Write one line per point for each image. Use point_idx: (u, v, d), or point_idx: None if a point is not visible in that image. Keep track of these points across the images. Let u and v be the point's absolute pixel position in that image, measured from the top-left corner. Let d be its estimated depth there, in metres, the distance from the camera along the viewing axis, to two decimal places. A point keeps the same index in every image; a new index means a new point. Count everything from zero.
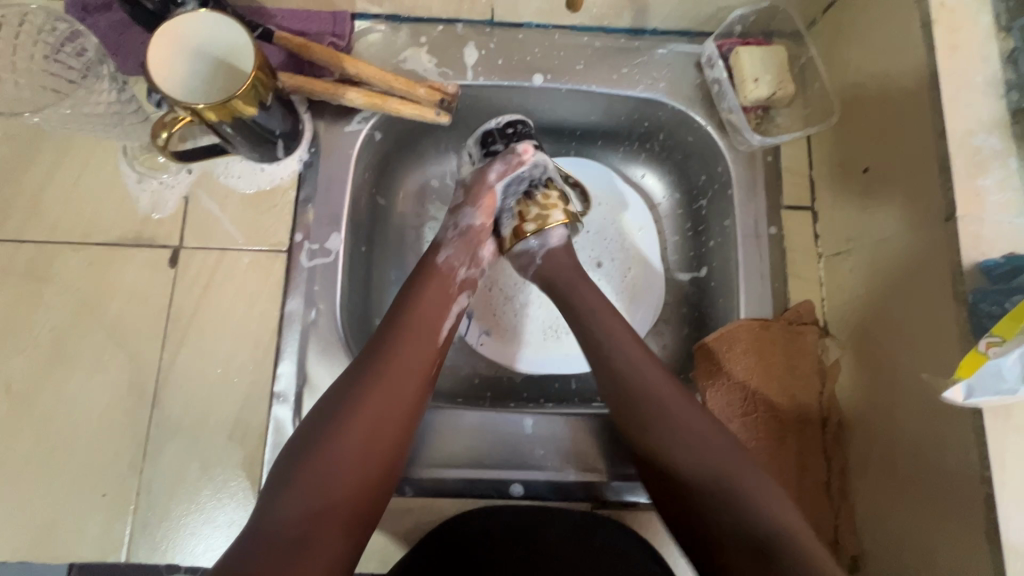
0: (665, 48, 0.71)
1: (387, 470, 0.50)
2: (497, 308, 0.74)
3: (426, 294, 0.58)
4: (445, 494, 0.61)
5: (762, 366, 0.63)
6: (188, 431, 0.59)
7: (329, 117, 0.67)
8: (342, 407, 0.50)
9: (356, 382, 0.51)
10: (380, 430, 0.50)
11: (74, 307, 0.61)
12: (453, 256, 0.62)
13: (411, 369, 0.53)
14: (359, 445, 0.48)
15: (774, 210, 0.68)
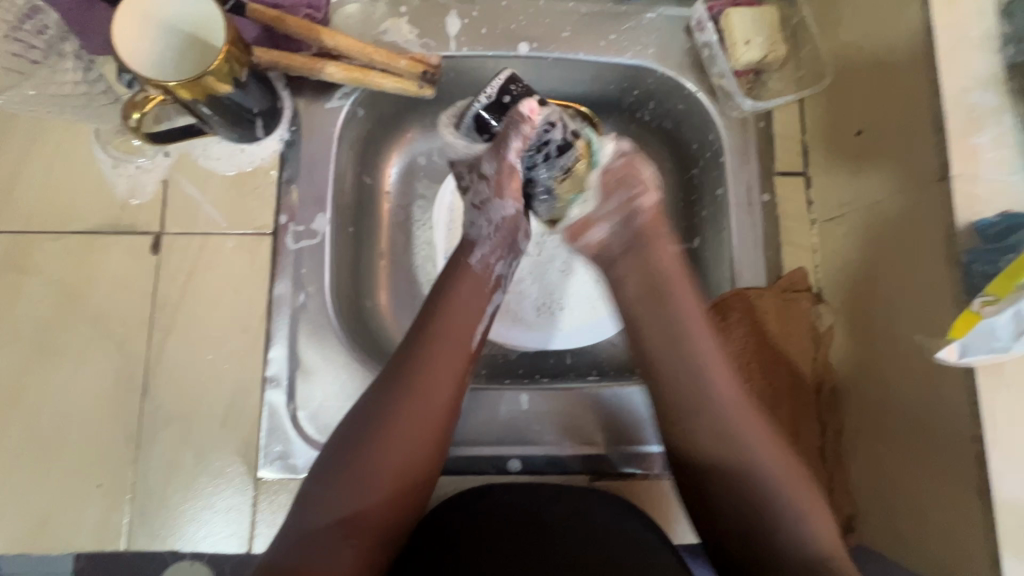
0: (654, 12, 0.69)
1: (429, 470, 0.49)
2: None
3: (457, 288, 0.57)
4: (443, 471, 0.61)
5: (756, 335, 0.63)
6: (181, 419, 0.58)
7: (308, 93, 0.64)
8: (385, 406, 0.49)
9: (392, 385, 0.50)
10: (425, 430, 0.49)
11: (55, 298, 0.60)
12: (490, 252, 0.60)
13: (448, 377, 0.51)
14: (401, 445, 0.48)
15: (767, 177, 0.67)
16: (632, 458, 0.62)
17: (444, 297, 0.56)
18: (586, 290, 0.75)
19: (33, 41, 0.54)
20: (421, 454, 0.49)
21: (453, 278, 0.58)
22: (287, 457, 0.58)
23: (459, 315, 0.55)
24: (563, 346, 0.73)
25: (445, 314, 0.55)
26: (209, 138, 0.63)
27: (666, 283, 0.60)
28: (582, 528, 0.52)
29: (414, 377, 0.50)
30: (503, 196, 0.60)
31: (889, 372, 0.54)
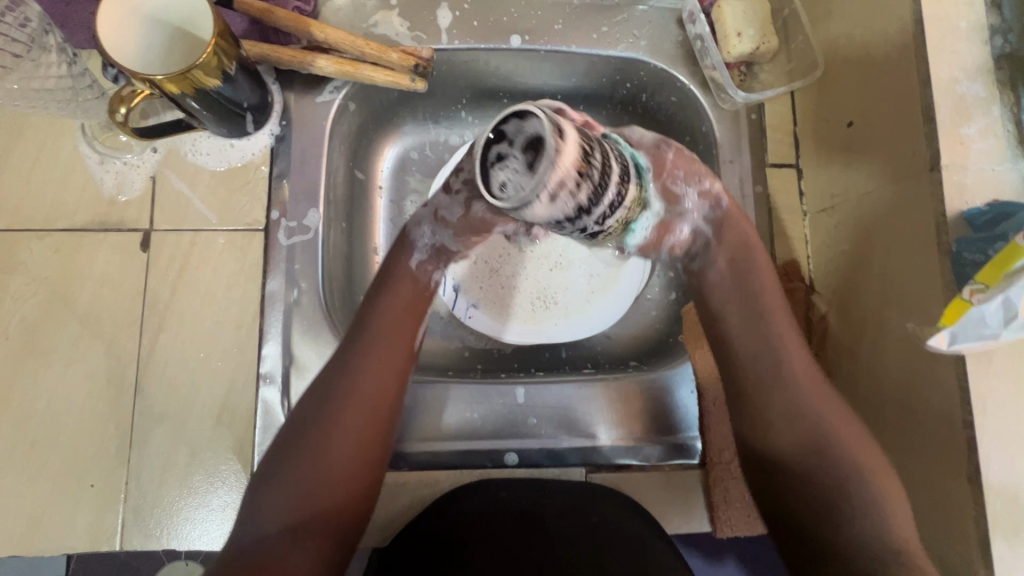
0: (645, 5, 0.69)
1: (366, 476, 0.50)
2: (484, 280, 0.73)
3: (387, 296, 0.56)
4: (440, 466, 0.61)
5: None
6: (175, 417, 0.58)
7: (299, 88, 0.64)
8: (317, 413, 0.50)
9: (329, 388, 0.51)
10: (358, 437, 0.50)
11: (43, 298, 0.59)
12: (428, 260, 0.59)
13: (383, 377, 0.52)
14: (332, 447, 0.49)
15: (759, 169, 0.67)
16: (629, 447, 0.62)
17: (375, 305, 0.56)
18: (581, 288, 0.75)
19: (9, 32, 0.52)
20: (355, 457, 0.49)
21: (389, 287, 0.57)
22: None
23: (394, 317, 0.55)
24: (558, 340, 0.74)
25: (380, 319, 0.55)
26: (198, 132, 0.62)
27: (734, 303, 0.58)
28: (580, 534, 0.52)
29: (346, 383, 0.51)
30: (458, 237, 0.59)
31: (880, 366, 0.55)
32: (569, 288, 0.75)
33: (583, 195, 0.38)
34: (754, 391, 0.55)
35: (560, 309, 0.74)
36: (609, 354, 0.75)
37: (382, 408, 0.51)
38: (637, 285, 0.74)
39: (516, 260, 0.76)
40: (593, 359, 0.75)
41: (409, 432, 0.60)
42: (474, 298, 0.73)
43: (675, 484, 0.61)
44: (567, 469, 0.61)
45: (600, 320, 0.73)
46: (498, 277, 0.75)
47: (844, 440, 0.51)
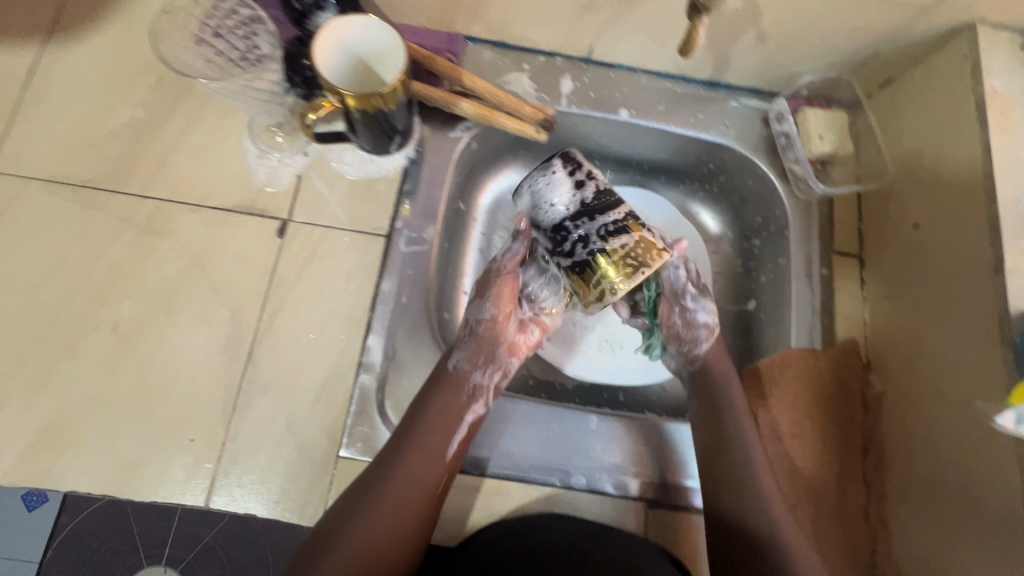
0: (736, 102, 0.80)
1: (414, 540, 0.56)
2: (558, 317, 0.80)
3: (440, 390, 0.62)
4: (506, 477, 0.63)
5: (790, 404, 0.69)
6: (279, 389, 0.62)
7: (436, 123, 0.74)
8: (373, 485, 0.57)
9: (382, 467, 0.58)
10: (406, 508, 0.56)
11: (185, 263, 0.65)
12: (467, 357, 0.64)
13: (424, 462, 0.58)
14: (382, 514, 0.55)
15: (825, 254, 0.75)
16: (671, 493, 0.65)
17: (429, 394, 0.61)
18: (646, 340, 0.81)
19: (234, 42, 0.65)
20: (406, 526, 0.56)
21: (436, 386, 0.62)
22: (370, 440, 0.61)
23: (441, 411, 0.61)
24: (617, 381, 0.79)
25: (428, 414, 0.60)
26: (347, 146, 0.71)
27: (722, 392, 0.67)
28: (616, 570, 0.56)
29: (402, 463, 0.58)
30: (494, 303, 0.66)
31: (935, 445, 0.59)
32: (635, 338, 0.81)
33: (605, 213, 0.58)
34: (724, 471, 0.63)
35: (621, 355, 0.80)
36: (664, 403, 0.80)
37: (419, 493, 0.57)
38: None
39: None
40: (649, 406, 0.80)
41: (491, 439, 0.65)
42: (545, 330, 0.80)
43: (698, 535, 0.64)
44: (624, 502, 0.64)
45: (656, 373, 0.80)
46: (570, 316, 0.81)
47: (762, 487, 0.61)
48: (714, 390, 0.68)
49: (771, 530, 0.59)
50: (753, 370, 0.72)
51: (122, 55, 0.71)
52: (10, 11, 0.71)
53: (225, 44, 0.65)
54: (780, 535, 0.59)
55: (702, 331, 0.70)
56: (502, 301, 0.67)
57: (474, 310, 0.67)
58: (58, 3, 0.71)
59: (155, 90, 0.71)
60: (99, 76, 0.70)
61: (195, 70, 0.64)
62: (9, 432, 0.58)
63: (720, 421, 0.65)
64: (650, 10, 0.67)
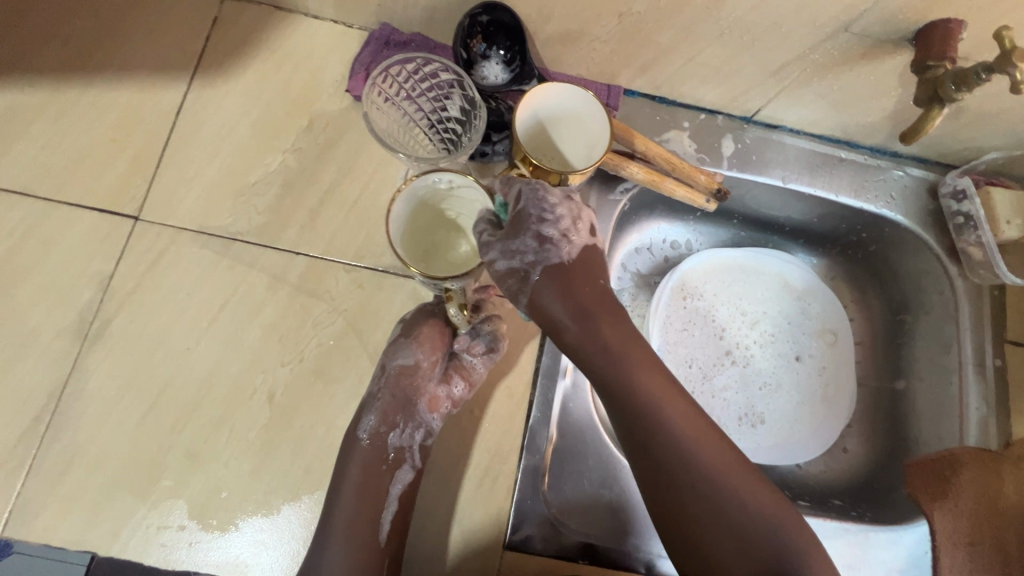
0: (903, 171, 0.75)
1: None
2: (696, 386, 0.78)
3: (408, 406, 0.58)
4: (606, 564, 0.58)
5: (961, 510, 0.65)
6: (439, 469, 0.59)
7: (596, 183, 0.70)
8: (333, 531, 0.54)
9: (327, 539, 0.54)
10: (362, 556, 0.54)
11: (340, 328, 0.62)
12: (381, 421, 0.57)
13: (363, 536, 0.55)
14: (337, 561, 0.54)
15: (998, 343, 0.71)
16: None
17: (372, 413, 0.58)
18: (788, 415, 0.78)
19: (422, 104, 0.63)
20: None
21: (345, 455, 0.56)
22: (539, 532, 0.58)
23: (368, 479, 0.56)
24: (759, 460, 0.76)
25: (352, 476, 0.56)
26: None
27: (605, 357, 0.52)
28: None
29: (353, 504, 0.55)
30: (413, 348, 0.58)
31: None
32: (775, 412, 0.78)
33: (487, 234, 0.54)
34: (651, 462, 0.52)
35: (763, 429, 0.78)
36: (807, 488, 0.74)
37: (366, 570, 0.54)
38: (840, 425, 0.77)
39: (728, 368, 0.79)
40: (787, 483, 0.74)
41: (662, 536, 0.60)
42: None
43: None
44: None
45: (801, 451, 0.76)
46: (710, 385, 0.78)
47: (724, 481, 0.50)
48: (589, 361, 0.53)
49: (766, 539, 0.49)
50: (919, 464, 0.68)
51: (271, 98, 0.67)
52: (155, 45, 0.67)
53: (415, 107, 0.63)
54: (738, 523, 0.50)
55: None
56: (427, 343, 0.59)
57: (394, 352, 0.59)
58: (204, 38, 0.67)
59: (306, 137, 0.67)
60: (247, 120, 0.67)
61: (397, 138, 0.62)
62: (167, 508, 0.55)
63: (602, 379, 0.53)
64: (846, 80, 0.63)
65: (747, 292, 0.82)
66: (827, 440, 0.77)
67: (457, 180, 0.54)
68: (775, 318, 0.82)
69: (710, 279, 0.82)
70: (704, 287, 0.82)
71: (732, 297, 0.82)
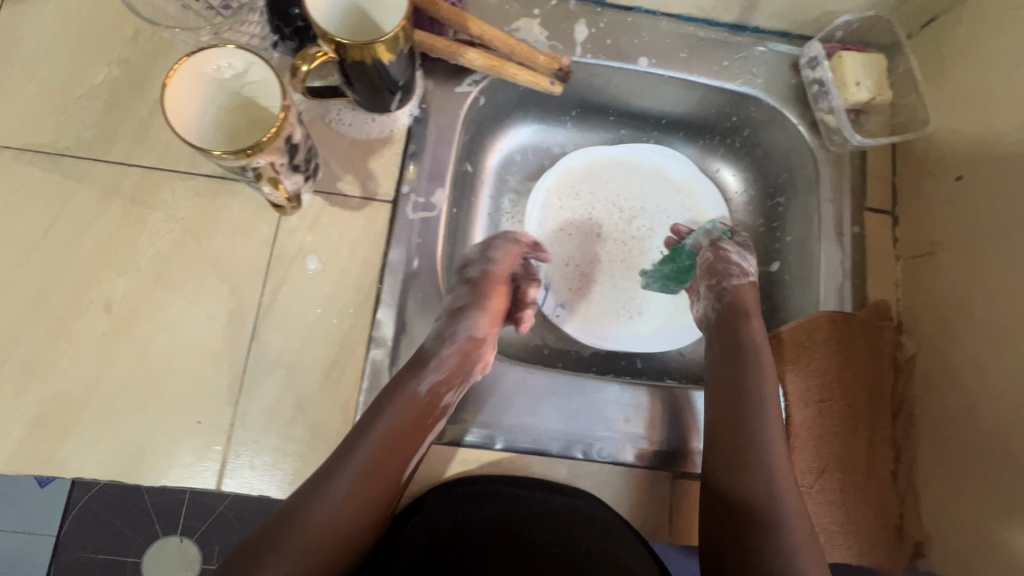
0: (765, 47, 0.73)
1: (368, 526, 0.53)
2: (574, 282, 0.79)
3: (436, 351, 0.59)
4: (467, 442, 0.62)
5: (813, 369, 0.66)
6: (286, 365, 0.60)
7: (441, 76, 0.68)
8: (342, 470, 0.53)
9: (313, 492, 0.52)
10: (361, 498, 0.52)
11: (178, 236, 0.61)
12: (440, 380, 0.59)
13: (379, 480, 0.54)
14: (336, 501, 0.51)
15: (858, 211, 0.71)
16: (598, 439, 0.63)
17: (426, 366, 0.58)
18: (665, 305, 0.80)
19: None
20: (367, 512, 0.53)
21: (394, 406, 0.56)
22: None
23: (413, 426, 0.56)
24: (637, 349, 0.77)
25: (389, 426, 0.55)
26: (344, 103, 0.65)
27: (749, 348, 0.65)
28: (567, 554, 0.55)
29: (376, 444, 0.54)
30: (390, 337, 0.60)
31: (965, 439, 0.58)
32: (653, 304, 0.80)
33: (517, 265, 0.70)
34: (734, 409, 0.61)
35: (641, 320, 0.79)
36: (686, 370, 0.78)
37: (351, 513, 0.52)
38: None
39: (606, 264, 0.80)
40: (668, 373, 0.78)
41: (513, 412, 0.63)
42: (564, 296, 0.78)
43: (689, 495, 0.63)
44: (541, 454, 0.62)
45: (679, 338, 0.78)
46: (588, 282, 0.79)
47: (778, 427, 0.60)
48: (735, 341, 0.66)
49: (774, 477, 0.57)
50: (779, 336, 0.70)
51: (94, 9, 0.65)
52: None
53: None
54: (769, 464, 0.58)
55: (736, 266, 0.70)
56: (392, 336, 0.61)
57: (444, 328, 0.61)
58: None
59: (132, 47, 0.64)
60: (68, 32, 0.64)
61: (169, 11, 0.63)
62: (5, 418, 0.55)
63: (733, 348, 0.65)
64: None
65: (625, 189, 0.82)
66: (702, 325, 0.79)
67: (238, 61, 0.51)
68: (653, 214, 0.82)
69: (586, 178, 0.81)
70: (580, 187, 0.81)
71: (608, 194, 0.81)
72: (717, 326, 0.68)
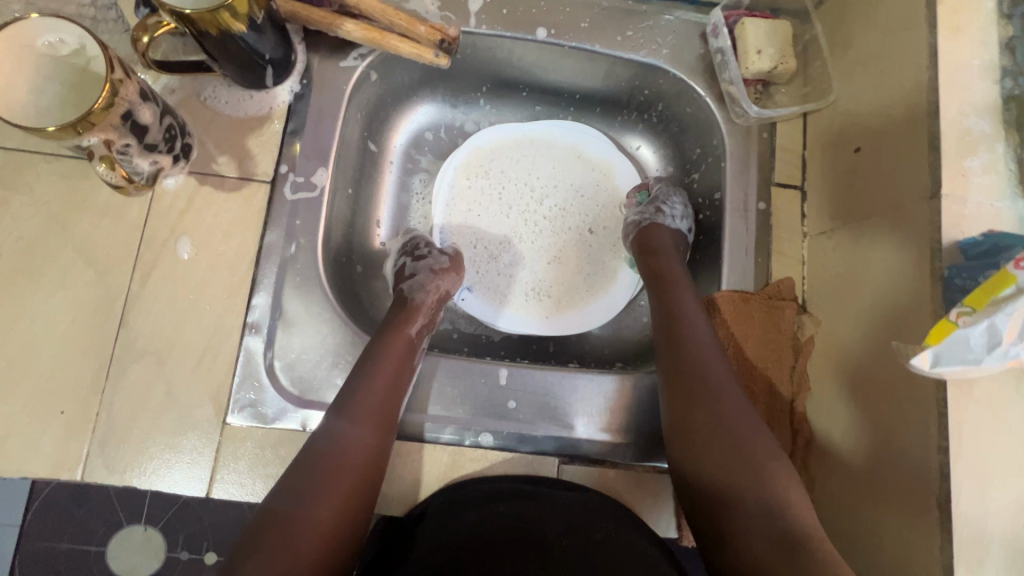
0: (672, 15, 0.70)
1: (358, 498, 0.50)
2: (480, 266, 0.76)
3: (386, 337, 0.59)
4: None
5: None
6: (157, 353, 0.58)
7: (324, 50, 0.65)
8: (318, 473, 0.49)
9: (297, 474, 0.49)
10: (345, 467, 0.50)
11: (41, 221, 0.59)
12: (386, 348, 0.58)
13: (357, 445, 0.52)
14: (324, 478, 0.49)
15: (765, 186, 0.68)
16: (488, 428, 0.61)
17: (374, 359, 0.57)
18: (579, 285, 0.77)
19: None
20: (352, 510, 0.50)
21: (359, 380, 0.55)
22: (257, 405, 0.57)
23: (372, 392, 0.55)
24: (546, 333, 0.75)
25: (356, 395, 0.54)
26: (219, 80, 0.63)
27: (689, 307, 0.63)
28: (576, 541, 0.56)
29: (344, 441, 0.52)
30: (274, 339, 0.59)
31: (853, 417, 0.56)
32: (566, 285, 0.77)
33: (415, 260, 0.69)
34: (685, 370, 0.58)
35: (552, 303, 0.76)
36: (596, 354, 0.75)
37: (342, 485, 0.50)
38: (630, 290, 0.77)
39: (516, 248, 0.77)
40: (581, 357, 0.74)
41: None
42: (472, 279, 0.75)
43: (653, 487, 0.61)
44: (433, 443, 0.60)
45: (591, 321, 0.75)
46: (497, 265, 0.76)
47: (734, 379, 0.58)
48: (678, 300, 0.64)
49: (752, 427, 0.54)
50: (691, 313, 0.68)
51: None
52: None
53: None
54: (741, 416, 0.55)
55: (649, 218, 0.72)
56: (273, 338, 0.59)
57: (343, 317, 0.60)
58: None
59: None
60: None
61: None
62: None
63: (680, 305, 0.63)
64: None
65: (537, 168, 0.79)
66: (615, 306, 0.76)
67: (72, 37, 0.46)
68: (567, 192, 0.79)
69: (495, 156, 0.79)
70: (490, 165, 0.78)
71: (520, 173, 0.79)
72: (655, 287, 0.67)
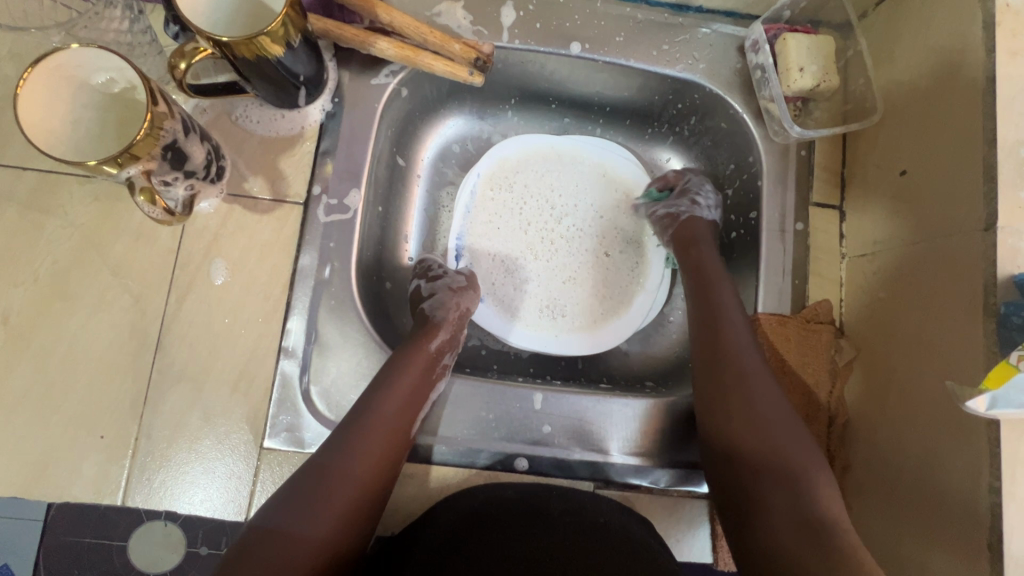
0: (709, 28, 0.68)
1: (357, 515, 0.50)
2: (497, 275, 0.75)
3: (408, 353, 0.58)
4: None
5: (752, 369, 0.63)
6: (193, 377, 0.58)
7: (355, 67, 0.64)
8: (319, 482, 0.49)
9: (297, 488, 0.49)
10: (350, 482, 0.50)
11: (78, 244, 0.58)
12: (404, 366, 0.57)
13: (362, 459, 0.51)
14: (322, 494, 0.49)
15: (803, 206, 0.67)
16: (522, 452, 0.61)
17: (391, 373, 0.56)
18: (591, 307, 0.76)
19: None
20: (351, 520, 0.49)
21: (372, 395, 0.55)
22: (294, 430, 0.57)
23: (386, 409, 0.54)
24: (576, 351, 0.74)
25: (366, 411, 0.54)
26: (250, 99, 0.62)
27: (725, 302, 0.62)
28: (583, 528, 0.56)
29: (348, 453, 0.51)
30: (309, 363, 0.59)
31: (896, 446, 0.55)
32: (579, 304, 0.76)
33: (423, 283, 0.68)
34: (725, 368, 0.57)
35: (564, 320, 0.75)
36: (624, 371, 0.74)
37: (343, 500, 0.49)
38: (642, 317, 0.75)
39: (530, 261, 0.76)
40: (608, 375, 0.73)
41: (425, 425, 0.60)
42: (483, 290, 0.74)
43: (680, 510, 0.62)
44: (466, 467, 0.60)
45: (608, 341, 0.74)
46: (513, 278, 0.75)
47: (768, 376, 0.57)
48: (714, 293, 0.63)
49: (783, 425, 0.53)
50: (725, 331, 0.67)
51: None
52: None
53: None
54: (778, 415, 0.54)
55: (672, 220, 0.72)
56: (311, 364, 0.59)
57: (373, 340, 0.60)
58: None
59: None
60: None
61: None
62: None
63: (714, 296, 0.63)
64: None
65: (559, 183, 0.78)
66: (627, 330, 0.75)
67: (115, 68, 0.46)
68: (584, 211, 0.78)
69: (521, 169, 0.77)
70: (514, 177, 0.77)
71: (542, 188, 0.77)
72: (692, 280, 0.66)
